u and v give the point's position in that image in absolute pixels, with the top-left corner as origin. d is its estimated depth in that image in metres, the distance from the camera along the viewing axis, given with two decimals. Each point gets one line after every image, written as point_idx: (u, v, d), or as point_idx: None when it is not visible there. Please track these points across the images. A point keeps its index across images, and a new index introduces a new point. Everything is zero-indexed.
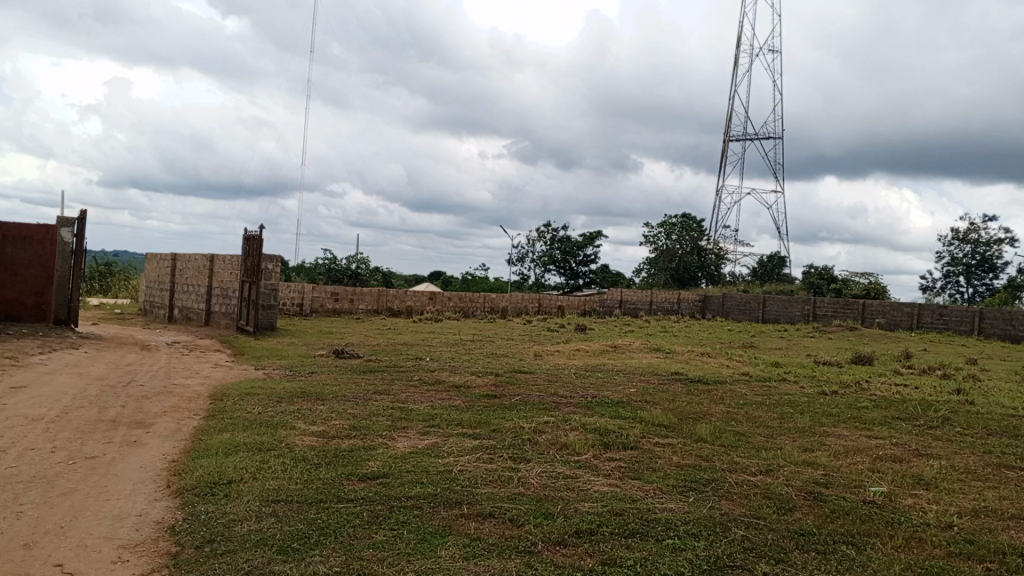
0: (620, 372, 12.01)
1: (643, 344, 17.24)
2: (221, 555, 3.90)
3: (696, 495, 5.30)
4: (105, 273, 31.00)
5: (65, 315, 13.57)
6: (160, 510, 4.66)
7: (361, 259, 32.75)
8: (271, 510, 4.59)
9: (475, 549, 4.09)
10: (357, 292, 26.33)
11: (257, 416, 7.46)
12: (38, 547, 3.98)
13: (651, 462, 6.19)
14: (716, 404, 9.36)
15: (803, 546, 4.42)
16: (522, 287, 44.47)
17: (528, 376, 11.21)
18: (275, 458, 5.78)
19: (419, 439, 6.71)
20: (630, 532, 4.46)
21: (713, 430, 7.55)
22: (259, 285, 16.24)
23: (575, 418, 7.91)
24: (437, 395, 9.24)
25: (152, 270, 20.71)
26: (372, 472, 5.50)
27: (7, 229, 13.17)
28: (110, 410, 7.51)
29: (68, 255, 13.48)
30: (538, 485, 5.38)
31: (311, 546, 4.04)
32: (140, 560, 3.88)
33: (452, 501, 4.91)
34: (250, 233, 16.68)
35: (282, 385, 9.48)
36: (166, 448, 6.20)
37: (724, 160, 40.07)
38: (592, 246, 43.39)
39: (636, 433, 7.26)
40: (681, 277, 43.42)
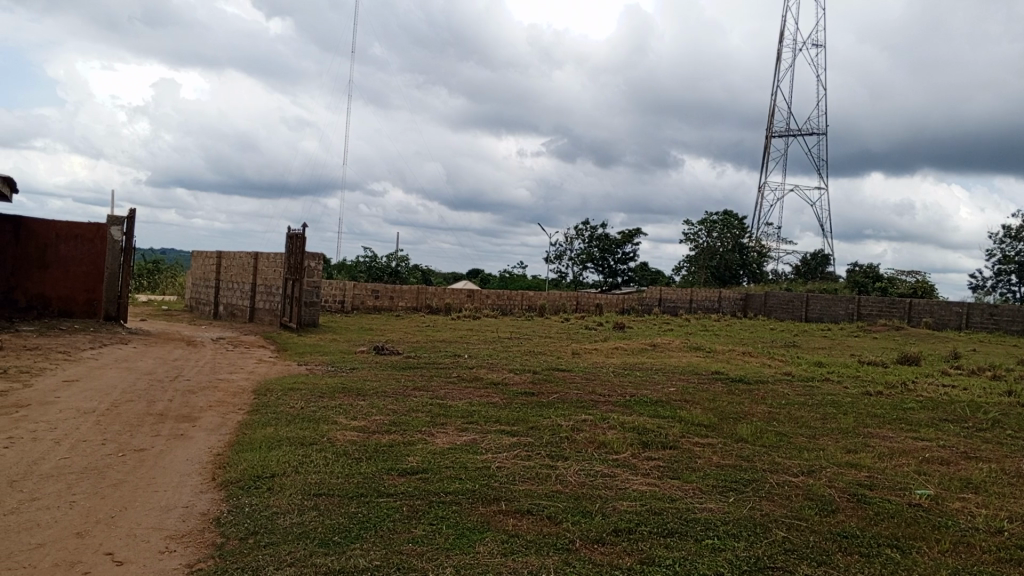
0: (659, 371, 11.91)
1: (683, 343, 17.08)
2: (264, 547, 3.98)
3: (735, 495, 5.25)
4: (153, 270, 31.78)
5: (115, 310, 14.08)
6: (206, 502, 4.78)
7: (401, 257, 33.02)
8: (314, 504, 4.67)
9: (513, 545, 4.11)
10: (396, 290, 26.61)
11: (299, 411, 7.59)
12: (90, 536, 4.11)
13: (691, 462, 6.15)
14: (757, 404, 9.24)
15: (846, 548, 4.36)
16: (560, 285, 44.40)
17: (566, 374, 11.18)
18: (317, 452, 5.88)
19: (458, 436, 6.75)
20: (668, 532, 4.43)
21: (754, 430, 7.46)
22: (301, 282, 16.47)
23: (614, 416, 7.89)
24: (475, 392, 9.28)
25: (197, 267, 21.15)
26: (411, 467, 5.56)
27: (59, 228, 13.53)
28: (157, 404, 7.70)
29: (118, 252, 13.96)
30: (575, 483, 5.38)
31: (351, 540, 4.10)
32: (186, 550, 3.98)
33: (490, 497, 4.94)
34: (293, 231, 16.89)
35: (324, 380, 9.61)
36: (211, 441, 6.35)
37: (767, 155, 39.46)
38: (631, 243, 43.11)
39: (675, 433, 7.21)
40: (722, 274, 42.93)
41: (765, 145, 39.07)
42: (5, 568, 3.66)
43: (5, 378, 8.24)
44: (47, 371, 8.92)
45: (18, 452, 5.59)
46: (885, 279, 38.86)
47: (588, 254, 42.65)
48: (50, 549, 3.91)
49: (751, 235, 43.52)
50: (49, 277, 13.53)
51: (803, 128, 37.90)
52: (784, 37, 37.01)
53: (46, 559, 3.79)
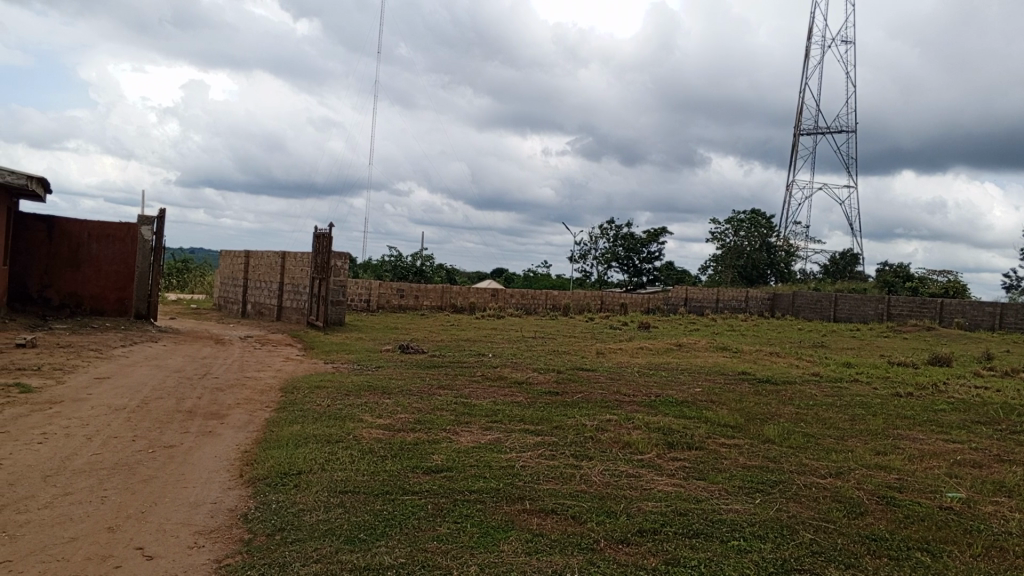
0: (686, 372, 11.83)
1: (709, 343, 16.95)
2: (291, 543, 4.02)
3: (762, 497, 5.20)
4: (182, 269, 32.21)
5: (145, 309, 14.27)
6: (233, 498, 4.84)
7: (425, 256, 33.16)
8: (339, 501, 4.71)
9: (537, 544, 4.12)
10: (421, 289, 26.74)
11: (326, 408, 7.65)
12: (121, 531, 4.18)
13: (716, 463, 6.10)
14: (784, 405, 9.14)
15: (875, 551, 4.30)
16: (584, 284, 44.29)
17: (591, 374, 11.14)
18: (343, 450, 5.93)
19: (482, 435, 6.76)
20: (693, 533, 4.41)
21: (781, 431, 7.39)
22: (328, 281, 16.60)
23: (639, 416, 7.85)
24: (500, 391, 9.29)
25: (225, 266, 21.40)
26: (436, 466, 5.58)
27: (91, 228, 13.77)
28: (186, 401, 7.81)
29: (149, 252, 14.13)
30: (600, 483, 5.36)
31: (377, 537, 4.13)
32: (215, 546, 4.04)
33: (515, 496, 4.94)
34: (320, 231, 17.02)
35: (350, 378, 9.68)
36: (239, 438, 6.43)
37: (794, 152, 39.05)
38: (656, 243, 42.87)
39: (701, 433, 7.15)
40: (749, 274, 42.54)
41: (793, 143, 38.65)
42: (39, 560, 3.74)
43: (39, 375, 8.41)
44: (79, 368, 9.09)
45: (52, 447, 5.71)
46: (915, 279, 38.27)
47: (613, 254, 42.49)
48: (82, 543, 3.98)
49: (778, 234, 43.08)
50: (81, 276, 13.78)
51: (832, 125, 37.42)
52: (811, 34, 36.62)
53: (78, 553, 3.86)
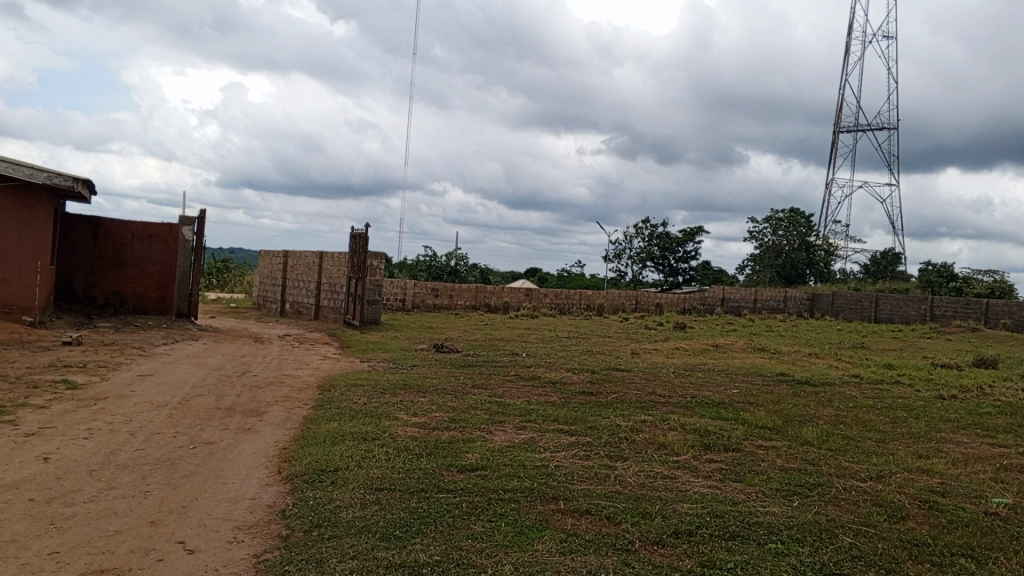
0: (722, 373, 11.70)
1: (746, 343, 16.75)
2: (328, 539, 4.07)
3: (800, 499, 5.13)
4: (222, 269, 32.81)
5: (186, 308, 14.43)
6: (272, 494, 4.91)
7: (460, 255, 33.29)
8: (375, 498, 4.76)
9: (571, 544, 4.11)
10: (455, 289, 26.87)
11: (362, 406, 7.74)
12: (164, 525, 4.27)
13: (753, 465, 6.03)
14: (824, 407, 8.99)
15: (916, 556, 4.21)
16: (619, 284, 44.11)
17: (625, 374, 11.09)
18: (379, 447, 5.99)
19: (516, 434, 6.78)
20: (729, 535, 4.36)
21: (820, 433, 7.27)
22: (364, 281, 16.75)
23: (674, 418, 7.78)
24: (533, 391, 9.29)
25: (264, 266, 21.75)
26: (470, 464, 5.60)
27: (135, 228, 14.08)
28: (226, 398, 7.96)
29: (189, 252, 14.31)
30: (635, 484, 5.34)
31: (412, 535, 4.16)
32: (253, 541, 4.11)
33: (549, 496, 4.94)
34: (356, 231, 17.17)
35: (386, 377, 9.78)
36: (277, 435, 6.53)
37: (834, 150, 38.39)
38: (692, 242, 42.51)
39: (738, 435, 7.07)
40: (788, 273, 41.93)
41: (833, 141, 37.97)
42: (85, 553, 3.84)
43: (86, 372, 8.64)
44: (123, 365, 9.31)
45: (97, 442, 5.85)
46: (960, 279, 37.36)
47: (648, 253, 42.22)
48: (126, 536, 4.08)
49: (818, 233, 42.39)
50: (125, 275, 14.11)
51: (872, 123, 36.67)
52: (852, 31, 35.99)
53: (122, 546, 3.96)
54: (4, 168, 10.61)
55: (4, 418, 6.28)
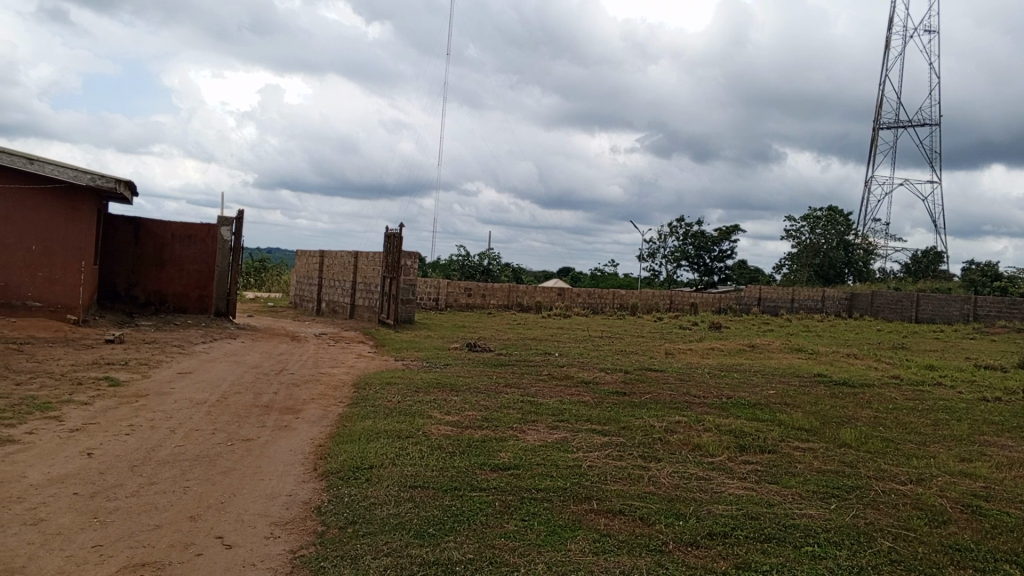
0: (758, 373, 11.56)
1: (783, 344, 16.54)
2: (363, 536, 4.12)
3: (837, 502, 5.06)
4: (260, 268, 33.31)
5: (224, 306, 14.67)
6: (308, 491, 4.98)
7: (492, 255, 33.37)
8: (410, 495, 4.80)
9: (605, 544, 4.10)
10: (488, 288, 26.93)
11: (396, 404, 7.80)
12: (202, 520, 4.35)
13: (789, 467, 5.95)
14: (862, 409, 8.83)
15: (959, 562, 4.12)
16: (653, 283, 43.81)
17: (658, 374, 11.02)
18: (413, 445, 6.04)
19: (549, 433, 6.77)
20: (765, 537, 4.31)
21: (859, 435, 7.15)
22: (398, 280, 16.86)
23: (708, 418, 7.71)
24: (566, 390, 9.27)
25: (301, 266, 22.04)
26: (503, 463, 5.62)
27: (174, 228, 14.36)
28: (264, 395, 8.08)
29: (228, 251, 14.57)
30: (669, 485, 5.31)
31: (445, 532, 4.19)
32: (290, 537, 4.16)
33: (581, 496, 4.94)
34: (390, 231, 17.31)
35: (420, 376, 9.85)
36: (313, 433, 6.61)
37: (874, 146, 37.64)
38: (728, 241, 42.03)
39: (774, 436, 6.98)
40: (826, 273, 41.24)
41: (873, 137, 37.25)
42: (127, 546, 3.93)
43: (127, 369, 8.84)
44: (163, 363, 9.51)
45: (138, 438, 5.99)
46: (1005, 278, 36.42)
47: (683, 252, 41.88)
48: (166, 531, 4.16)
49: (856, 232, 41.66)
50: (165, 274, 14.39)
51: (913, 119, 35.94)
52: (893, 26, 35.26)
53: (162, 540, 4.04)
54: (49, 170, 10.93)
55: (49, 414, 6.46)
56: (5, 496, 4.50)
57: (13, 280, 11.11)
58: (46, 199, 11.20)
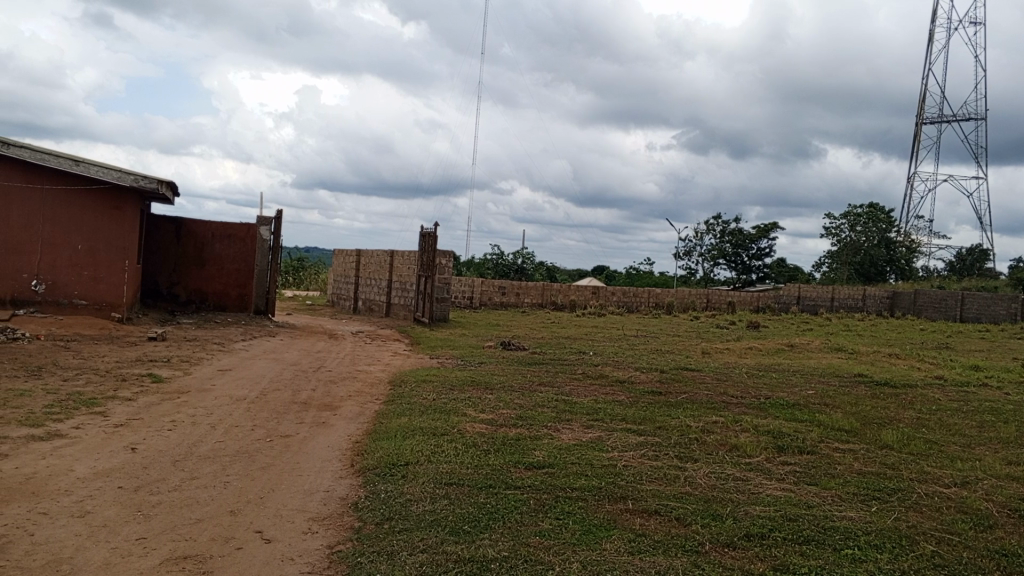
0: (796, 373, 11.37)
1: (822, 343, 16.27)
2: (398, 532, 4.15)
3: (878, 504, 4.97)
4: (298, 267, 33.74)
5: (264, 305, 14.97)
6: (345, 487, 5.04)
7: (527, 254, 33.37)
8: (445, 492, 4.83)
9: (640, 544, 4.08)
10: (522, 286, 26.93)
11: (432, 402, 7.85)
12: (242, 515, 4.43)
13: (829, 468, 5.85)
14: (905, 410, 8.64)
15: (1006, 567, 4.02)
16: (689, 282, 43.45)
17: (695, 374, 10.91)
18: (448, 442, 6.08)
19: (583, 433, 6.75)
20: (804, 539, 4.26)
21: (901, 437, 7.01)
22: (434, 279, 16.94)
23: (746, 419, 7.61)
24: (601, 390, 9.22)
25: (338, 265, 22.28)
26: (537, 462, 5.62)
27: (215, 228, 14.61)
28: (302, 392, 8.21)
29: (267, 251, 14.84)
30: (706, 485, 5.26)
31: (480, 530, 4.20)
32: (327, 532, 4.22)
33: (617, 496, 4.91)
34: (426, 230, 17.40)
35: (454, 374, 9.89)
36: (350, 429, 6.69)
37: (917, 142, 36.86)
38: (767, 239, 41.43)
39: (813, 438, 6.87)
40: (867, 271, 40.47)
41: (916, 133, 36.48)
42: (169, 539, 4.02)
43: (170, 366, 9.03)
44: (204, 360, 9.69)
45: (180, 434, 6.11)
46: None
47: (720, 250, 41.44)
48: (207, 525, 4.25)
49: (899, 229, 40.79)
50: (206, 273, 14.66)
51: (957, 114, 35.06)
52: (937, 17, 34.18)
53: (203, 534, 4.12)
54: (94, 171, 11.25)
55: (95, 409, 6.63)
56: (55, 488, 4.64)
57: (60, 278, 11.42)
58: (91, 200, 11.49)
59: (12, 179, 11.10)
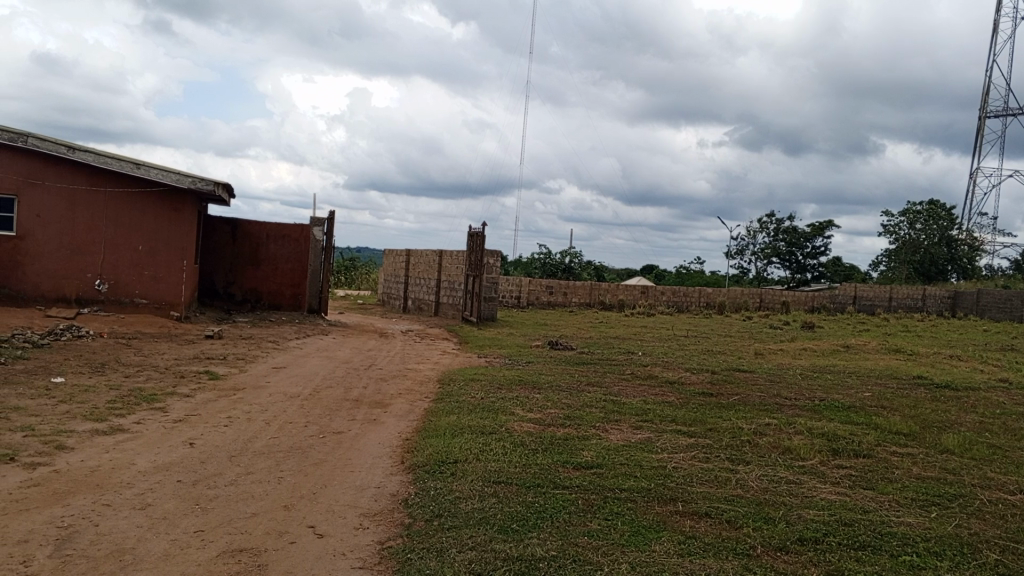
0: (852, 375, 11.09)
1: (879, 344, 15.89)
2: (448, 530, 4.19)
3: (939, 511, 4.81)
4: (351, 266, 34.22)
5: (317, 304, 15.44)
6: (395, 483, 5.11)
7: (575, 253, 33.27)
8: (493, 491, 4.85)
9: (690, 547, 4.04)
10: (570, 286, 26.86)
11: (480, 401, 7.88)
12: (296, 510, 4.52)
13: (887, 473, 5.70)
14: (967, 414, 8.34)
15: None
16: (741, 281, 42.76)
17: (747, 375, 10.73)
18: (496, 441, 6.11)
19: (632, 434, 6.71)
20: (860, 544, 4.16)
21: (963, 441, 6.78)
22: (481, 279, 17.03)
23: (800, 421, 7.47)
24: (650, 390, 9.15)
25: (388, 264, 22.56)
26: (586, 462, 5.61)
27: (270, 229, 14.93)
28: (354, 390, 8.33)
29: (320, 251, 15.19)
30: (758, 488, 5.18)
31: (528, 529, 4.21)
32: (378, 528, 4.28)
33: (667, 497, 4.87)
34: (474, 229, 17.49)
35: (503, 373, 9.91)
36: (400, 427, 6.78)
37: (981, 136, 35.59)
38: (821, 237, 40.51)
39: (869, 441, 6.70)
40: (927, 270, 39.27)
41: (979, 127, 35.23)
42: (226, 532, 4.13)
43: (225, 364, 9.26)
44: (259, 358, 9.91)
45: (236, 430, 6.27)
46: None
47: (773, 249, 40.69)
48: (262, 519, 4.35)
49: (961, 227, 39.43)
50: (261, 273, 14.98)
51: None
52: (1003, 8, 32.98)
53: (258, 528, 4.22)
54: (154, 174, 11.67)
55: (155, 405, 6.84)
56: (117, 481, 4.81)
57: (122, 278, 11.82)
58: (150, 201, 11.87)
59: (76, 181, 11.50)
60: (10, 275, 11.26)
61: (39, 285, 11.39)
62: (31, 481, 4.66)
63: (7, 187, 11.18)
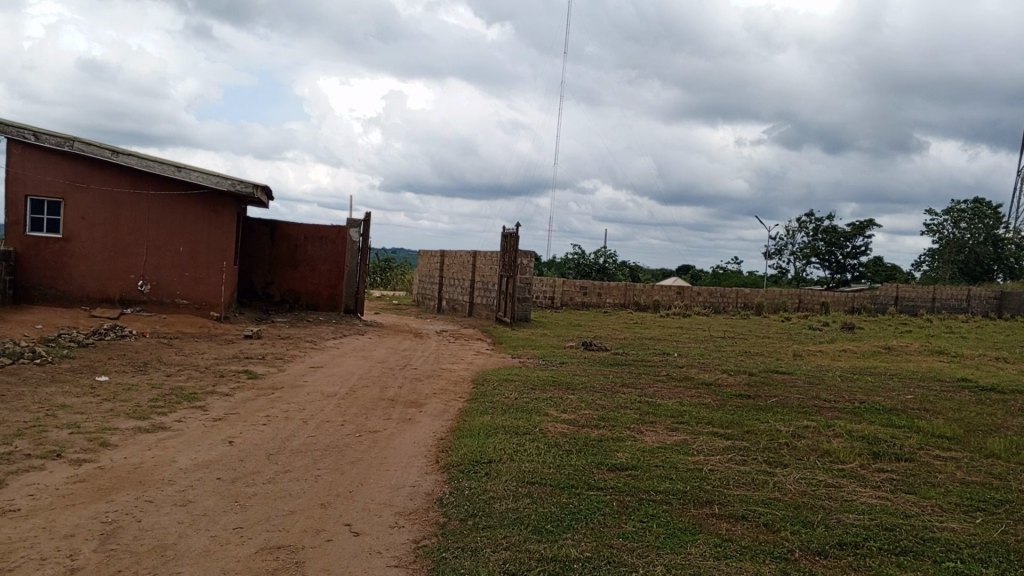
0: (893, 377, 10.86)
1: (922, 345, 15.58)
2: (482, 529, 4.20)
3: (984, 516, 4.70)
4: (386, 267, 34.48)
5: (353, 305, 15.59)
6: (430, 483, 5.13)
7: (609, 253, 33.13)
8: (527, 491, 4.85)
9: (726, 550, 4.00)
10: (605, 286, 26.76)
11: (514, 401, 7.88)
12: (332, 508, 4.57)
13: (929, 477, 5.58)
14: (1014, 417, 8.12)
15: None
16: (779, 280, 42.17)
17: (785, 377, 10.59)
18: (530, 442, 6.11)
19: (668, 435, 6.67)
20: (901, 549, 4.08)
21: (1009, 446, 6.60)
22: (515, 279, 17.03)
23: (840, 424, 7.34)
24: (685, 391, 9.08)
25: (423, 265, 22.69)
26: (621, 463, 5.58)
27: (307, 230, 15.13)
28: (389, 389, 8.39)
29: (356, 252, 15.34)
30: (796, 491, 5.10)
31: (563, 530, 4.20)
32: (413, 526, 4.31)
33: (703, 500, 4.82)
34: (507, 230, 17.51)
35: (537, 374, 9.90)
36: (435, 426, 6.82)
37: None
38: (862, 237, 39.75)
39: (911, 444, 6.56)
40: (972, 270, 38.31)
41: None
42: (264, 529, 4.19)
43: (263, 363, 9.40)
44: (297, 358, 10.04)
45: (274, 428, 6.36)
46: None
47: (812, 249, 40.07)
48: (300, 516, 4.40)
49: (1007, 227, 38.43)
50: (300, 274, 15.19)
51: None
52: None
53: (296, 525, 4.27)
54: (195, 177, 11.87)
55: (195, 404, 6.96)
56: (159, 478, 4.91)
57: (164, 279, 12.08)
58: (191, 204, 12.10)
59: (120, 184, 11.77)
60: (57, 276, 11.57)
61: (84, 286, 11.68)
62: (78, 477, 4.79)
63: (54, 191, 11.48)
